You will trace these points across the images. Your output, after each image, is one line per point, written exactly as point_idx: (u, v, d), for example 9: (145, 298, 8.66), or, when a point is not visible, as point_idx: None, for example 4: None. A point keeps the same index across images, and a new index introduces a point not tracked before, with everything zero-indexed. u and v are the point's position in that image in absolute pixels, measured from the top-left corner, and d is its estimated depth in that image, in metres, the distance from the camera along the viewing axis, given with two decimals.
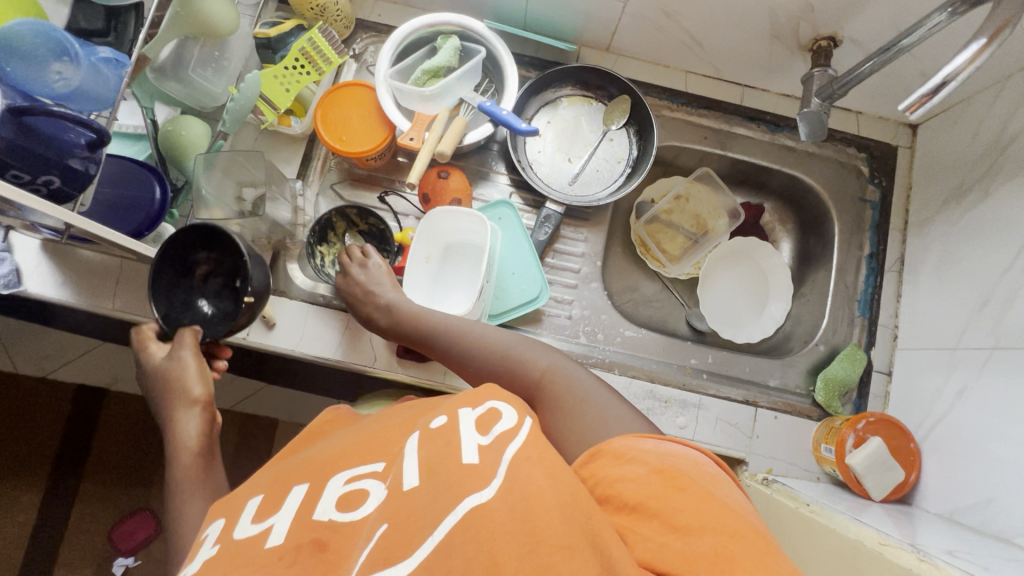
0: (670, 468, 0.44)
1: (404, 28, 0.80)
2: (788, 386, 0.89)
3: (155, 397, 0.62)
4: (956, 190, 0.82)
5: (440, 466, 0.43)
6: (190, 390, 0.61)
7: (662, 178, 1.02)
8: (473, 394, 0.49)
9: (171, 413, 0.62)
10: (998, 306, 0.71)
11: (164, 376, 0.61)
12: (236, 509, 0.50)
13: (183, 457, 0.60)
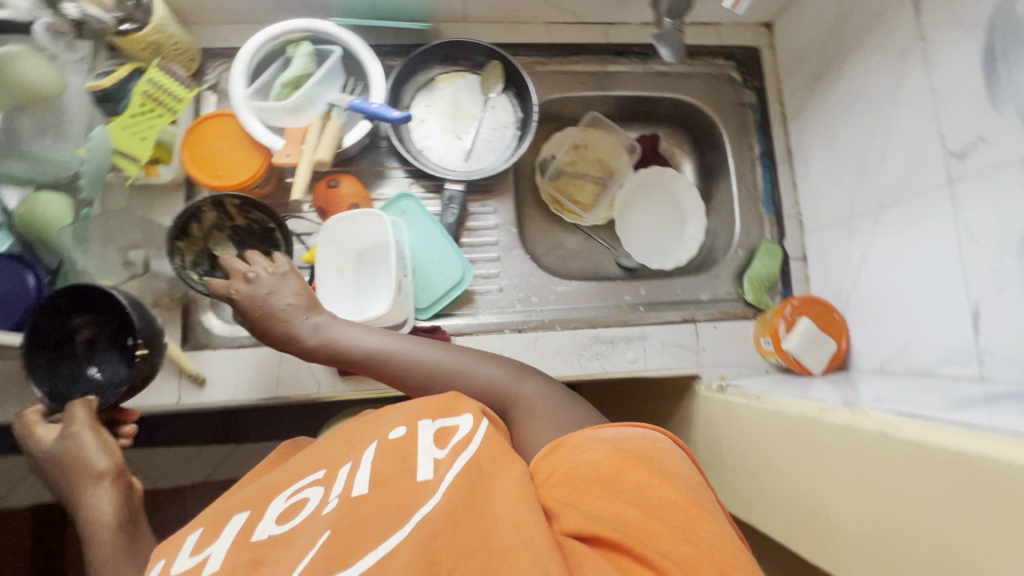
0: (624, 449, 0.46)
1: (252, 43, 0.76)
2: (721, 294, 0.93)
3: (58, 480, 0.57)
4: (817, 73, 0.86)
5: (392, 477, 0.46)
6: (93, 462, 0.57)
7: (556, 132, 1.03)
8: (437, 405, 0.53)
9: (77, 493, 0.57)
10: (873, 169, 0.76)
11: (64, 453, 0.57)
12: (174, 548, 0.49)
13: (101, 536, 0.54)
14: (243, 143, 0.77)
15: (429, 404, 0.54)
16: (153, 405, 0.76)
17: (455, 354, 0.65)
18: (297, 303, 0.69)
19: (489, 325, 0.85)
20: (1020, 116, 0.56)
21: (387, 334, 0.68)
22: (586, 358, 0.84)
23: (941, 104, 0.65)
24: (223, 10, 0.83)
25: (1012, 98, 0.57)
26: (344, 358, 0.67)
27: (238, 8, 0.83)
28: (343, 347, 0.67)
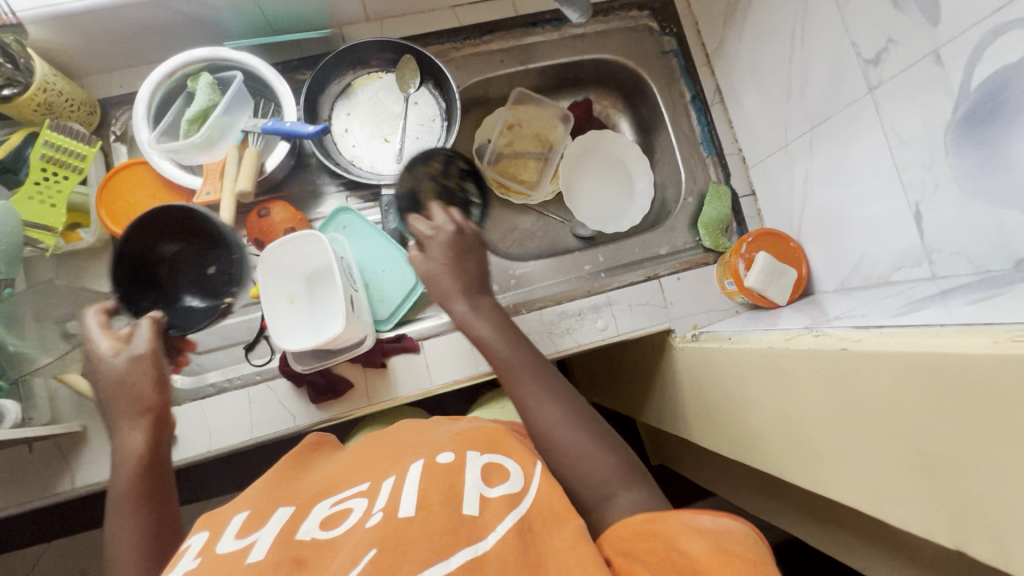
0: (728, 550, 0.42)
1: (148, 82, 0.73)
2: (679, 246, 0.92)
3: (103, 406, 0.56)
4: (730, 5, 0.85)
5: (440, 505, 0.46)
6: (142, 399, 0.55)
7: (487, 117, 1.01)
8: (483, 444, 0.55)
9: (116, 427, 0.55)
10: (798, 92, 0.76)
11: (114, 383, 0.55)
12: (221, 523, 0.51)
13: (123, 474, 0.53)
14: (162, 190, 0.74)
15: (478, 437, 0.56)
16: None
17: (568, 420, 0.57)
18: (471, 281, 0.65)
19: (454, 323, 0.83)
20: (923, 10, 0.55)
21: (525, 358, 0.62)
22: (558, 335, 0.84)
23: (849, 13, 0.64)
24: (114, 56, 0.79)
25: None
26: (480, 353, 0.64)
27: (127, 50, 0.79)
28: (483, 347, 0.62)
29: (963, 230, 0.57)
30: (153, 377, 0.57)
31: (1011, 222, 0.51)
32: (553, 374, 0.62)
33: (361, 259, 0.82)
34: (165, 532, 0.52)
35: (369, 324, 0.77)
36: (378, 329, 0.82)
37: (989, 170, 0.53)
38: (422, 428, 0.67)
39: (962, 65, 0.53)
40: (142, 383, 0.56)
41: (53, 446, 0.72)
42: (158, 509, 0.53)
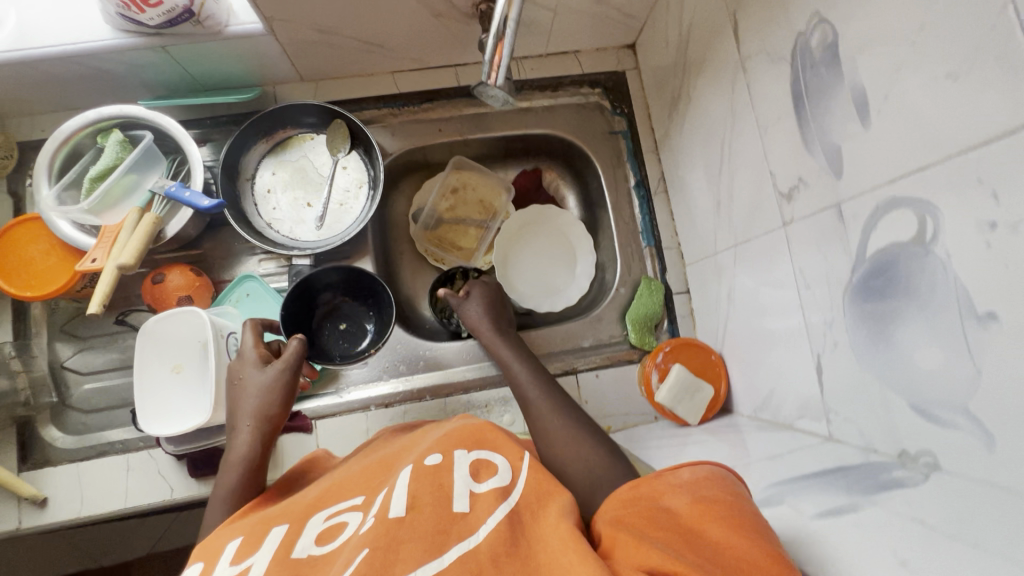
0: (705, 497, 0.44)
1: (58, 135, 0.71)
2: (604, 339, 0.87)
3: (237, 406, 0.64)
4: (675, 98, 0.82)
5: (431, 506, 0.47)
6: (271, 409, 0.63)
7: (428, 178, 0.97)
8: (462, 441, 0.57)
9: (240, 426, 0.63)
10: (726, 203, 0.72)
11: (255, 390, 0.64)
12: (214, 553, 0.48)
13: (230, 472, 0.61)
14: (58, 246, 0.73)
15: (461, 438, 0.58)
16: None
17: (571, 423, 0.65)
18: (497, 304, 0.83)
19: (352, 404, 0.80)
20: (828, 158, 0.51)
21: (544, 384, 0.71)
22: None
23: (768, 138, 0.60)
24: (36, 102, 0.78)
25: (819, 138, 0.52)
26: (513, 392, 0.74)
27: (44, 97, 0.77)
28: (515, 384, 0.73)
29: (856, 400, 0.52)
30: (284, 395, 0.65)
31: (898, 410, 0.46)
32: (564, 398, 0.70)
33: None
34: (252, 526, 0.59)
35: None
36: None
37: (880, 343, 0.48)
38: (416, 432, 0.67)
39: (860, 226, 0.48)
40: (275, 397, 0.64)
41: None
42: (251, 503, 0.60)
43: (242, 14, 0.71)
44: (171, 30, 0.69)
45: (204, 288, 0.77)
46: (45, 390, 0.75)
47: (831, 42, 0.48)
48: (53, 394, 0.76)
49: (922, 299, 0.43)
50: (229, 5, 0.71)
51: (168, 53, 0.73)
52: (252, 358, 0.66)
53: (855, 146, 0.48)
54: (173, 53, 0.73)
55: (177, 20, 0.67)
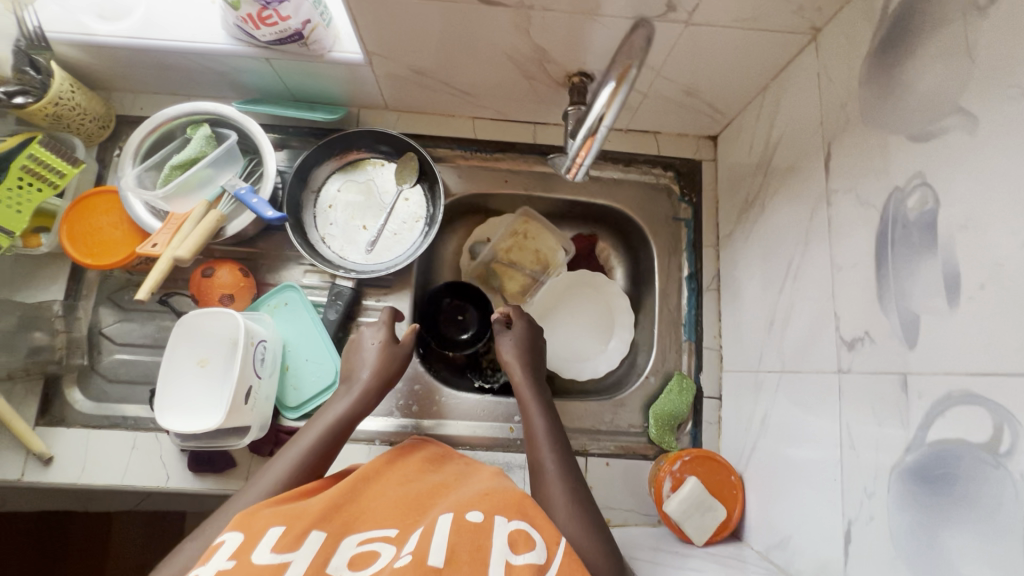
0: None
1: (151, 121, 0.76)
2: (623, 426, 0.84)
3: (360, 356, 0.74)
4: (746, 203, 0.80)
5: (467, 565, 0.46)
6: (389, 369, 0.74)
7: (491, 218, 0.98)
8: (505, 504, 0.54)
9: (361, 371, 0.72)
10: (780, 325, 0.69)
11: (385, 353, 0.74)
12: (258, 531, 0.47)
13: (340, 402, 0.69)
14: (127, 222, 0.76)
15: (505, 499, 0.55)
16: None
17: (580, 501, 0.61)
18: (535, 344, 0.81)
19: (359, 434, 0.80)
20: (903, 324, 0.48)
21: (559, 447, 0.67)
22: None
23: (839, 279, 0.57)
24: (141, 83, 0.83)
25: (896, 299, 0.49)
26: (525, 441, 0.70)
27: (150, 80, 0.82)
28: (530, 434, 0.70)
29: None
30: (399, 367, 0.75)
31: None
32: (577, 471, 0.66)
33: (288, 340, 0.79)
34: (325, 460, 0.64)
35: (266, 417, 0.73)
36: (282, 414, 0.78)
37: (921, 542, 0.44)
38: (457, 470, 0.65)
39: (923, 407, 0.45)
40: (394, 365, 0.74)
41: None
42: (333, 440, 0.65)
43: (346, 44, 0.74)
44: (278, 47, 0.72)
45: (249, 288, 0.79)
46: (79, 351, 0.78)
47: (930, 209, 0.46)
48: (84, 357, 0.78)
49: (984, 509, 0.39)
50: (336, 32, 0.74)
51: (270, 64, 0.76)
52: (385, 327, 0.77)
53: (935, 323, 0.45)
54: (275, 65, 0.76)
55: (287, 40, 0.70)
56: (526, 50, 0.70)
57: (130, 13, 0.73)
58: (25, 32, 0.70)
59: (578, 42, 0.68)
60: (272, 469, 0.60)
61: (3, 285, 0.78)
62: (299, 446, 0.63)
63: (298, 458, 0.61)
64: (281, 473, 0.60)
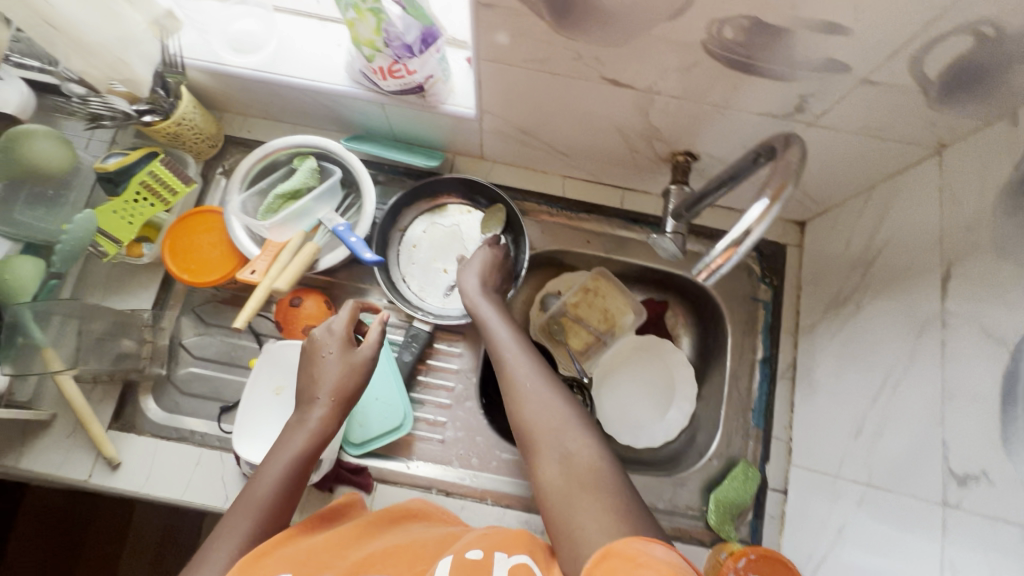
0: None
1: (262, 149, 0.79)
2: (680, 506, 0.82)
3: (318, 380, 0.67)
4: (835, 298, 0.79)
5: None
6: (347, 387, 0.67)
7: (568, 271, 0.98)
8: (508, 542, 0.54)
9: (320, 401, 0.65)
10: (869, 437, 0.67)
11: (342, 369, 0.67)
12: None
13: (296, 438, 0.63)
14: (225, 243, 0.79)
15: (504, 538, 0.55)
16: (62, 477, 0.74)
17: (541, 378, 0.66)
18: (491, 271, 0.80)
19: (416, 480, 0.78)
20: None
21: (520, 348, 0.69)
22: None
23: (951, 407, 0.56)
24: (254, 109, 0.86)
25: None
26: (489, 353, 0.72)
27: (264, 108, 0.85)
28: (492, 343, 0.71)
29: None
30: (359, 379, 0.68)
31: None
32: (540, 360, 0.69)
33: None
34: (286, 512, 0.59)
35: (334, 451, 0.74)
36: (343, 449, 0.78)
37: None
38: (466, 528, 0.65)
39: None
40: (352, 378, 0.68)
41: (18, 426, 0.75)
42: (296, 485, 0.61)
43: (461, 98, 0.76)
44: (398, 96, 0.74)
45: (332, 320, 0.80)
46: (160, 361, 0.80)
47: None
48: (161, 367, 0.80)
49: None
50: (452, 86, 0.76)
51: (382, 109, 0.79)
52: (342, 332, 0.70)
53: None
54: (387, 110, 0.79)
55: (408, 91, 0.72)
56: (639, 127, 0.71)
57: (261, 48, 0.76)
58: (165, 58, 0.73)
59: (696, 126, 0.69)
60: (234, 529, 0.55)
61: (97, 288, 0.80)
62: (259, 496, 0.58)
63: (263, 509, 0.57)
64: (245, 530, 0.56)
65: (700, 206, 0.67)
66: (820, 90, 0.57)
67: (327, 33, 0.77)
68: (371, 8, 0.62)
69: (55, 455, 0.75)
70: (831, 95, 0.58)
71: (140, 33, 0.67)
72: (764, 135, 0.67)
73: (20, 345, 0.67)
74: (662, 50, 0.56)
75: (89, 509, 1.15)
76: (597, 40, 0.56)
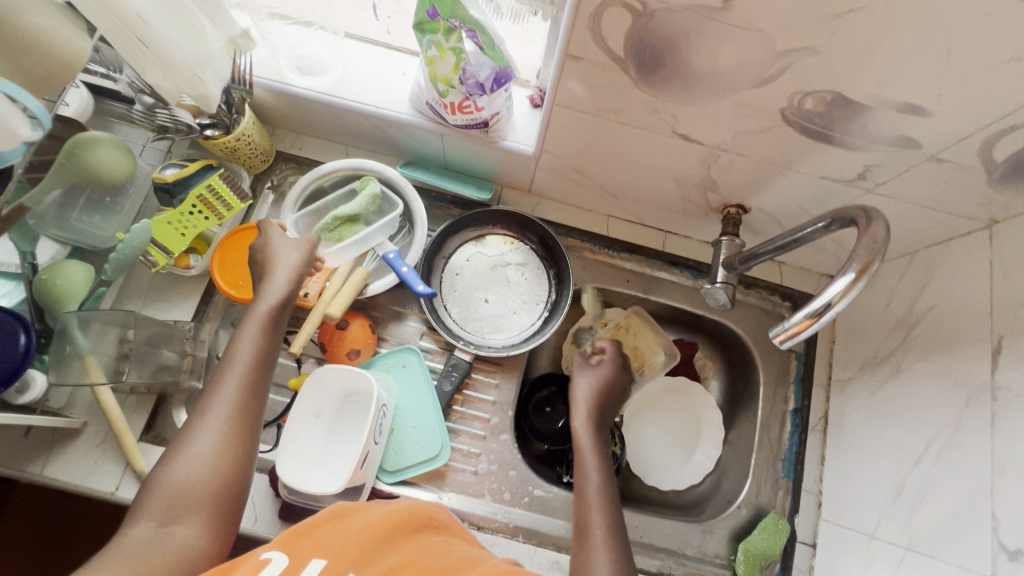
0: None
1: (323, 168, 0.79)
2: (708, 554, 0.82)
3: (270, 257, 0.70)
4: (871, 357, 0.80)
5: None
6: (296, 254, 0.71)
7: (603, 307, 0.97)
8: None
9: (277, 271, 0.69)
10: (909, 500, 0.67)
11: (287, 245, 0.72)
12: (299, 561, 0.46)
13: (264, 302, 0.66)
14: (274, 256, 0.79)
15: None
16: (87, 488, 0.72)
17: (618, 533, 0.63)
18: (611, 391, 0.79)
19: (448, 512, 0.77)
20: None
21: (609, 503, 0.66)
22: None
23: (1002, 481, 0.57)
24: (308, 127, 0.87)
25: None
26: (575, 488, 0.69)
27: (319, 127, 0.86)
28: (582, 478, 0.69)
29: None
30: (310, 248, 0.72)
31: None
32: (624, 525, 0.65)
33: (400, 403, 0.81)
34: (264, 374, 0.63)
35: (371, 479, 0.73)
36: (378, 476, 0.78)
37: None
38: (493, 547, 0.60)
39: None
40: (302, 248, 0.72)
41: (48, 432, 0.73)
42: (271, 345, 0.65)
43: (521, 134, 0.77)
44: (461, 129, 0.75)
45: (374, 345, 0.82)
46: (196, 373, 0.79)
47: None
48: (197, 381, 0.78)
49: None
50: (514, 123, 0.77)
51: (441, 138, 0.80)
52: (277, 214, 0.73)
53: None
54: (445, 140, 0.80)
55: (472, 126, 0.73)
56: (695, 178, 0.73)
57: (327, 72, 0.77)
58: (234, 75, 0.73)
59: (754, 183, 0.70)
60: (218, 390, 0.59)
61: (137, 296, 0.80)
62: (239, 357, 0.62)
63: (242, 370, 0.61)
64: (235, 387, 0.60)
65: (754, 262, 0.69)
66: (885, 163, 0.59)
67: (393, 61, 0.79)
68: (453, 47, 0.63)
69: (82, 465, 0.72)
70: (895, 168, 0.60)
71: (217, 51, 0.67)
72: (820, 197, 0.69)
73: (66, 353, 0.68)
74: (739, 112, 0.58)
75: (82, 512, 1.12)
76: (677, 99, 0.58)
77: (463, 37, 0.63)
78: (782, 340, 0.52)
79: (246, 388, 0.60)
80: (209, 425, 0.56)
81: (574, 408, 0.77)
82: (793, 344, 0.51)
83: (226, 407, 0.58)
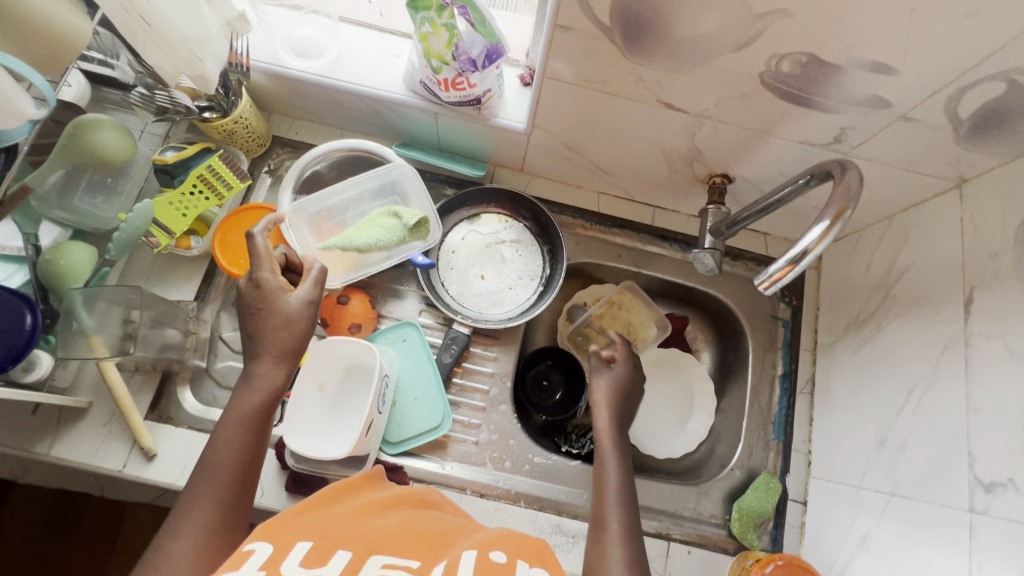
0: None
1: (318, 150, 0.82)
2: (703, 515, 0.85)
3: (259, 333, 0.62)
4: (854, 319, 0.84)
5: None
6: (293, 339, 0.63)
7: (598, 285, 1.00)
8: (528, 550, 0.48)
9: (264, 357, 0.62)
10: (893, 449, 0.71)
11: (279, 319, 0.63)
12: (283, 545, 0.44)
13: (248, 401, 0.60)
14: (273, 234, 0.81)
15: (525, 544, 0.49)
16: (95, 466, 0.73)
17: (630, 531, 0.62)
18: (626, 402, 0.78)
19: (451, 480, 0.79)
20: None
21: (626, 507, 0.64)
22: None
23: (977, 421, 0.60)
24: (303, 111, 0.89)
25: None
26: (592, 488, 0.68)
27: (315, 111, 0.88)
28: (599, 478, 0.68)
29: None
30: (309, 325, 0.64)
31: None
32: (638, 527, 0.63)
33: (401, 375, 0.83)
34: (245, 482, 0.58)
35: (375, 448, 0.74)
36: (381, 449, 0.80)
37: None
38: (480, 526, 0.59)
39: None
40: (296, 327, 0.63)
41: (55, 412, 0.74)
42: (253, 452, 0.59)
43: (512, 112, 0.80)
44: (454, 107, 0.78)
45: (374, 320, 0.85)
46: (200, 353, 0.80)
47: None
48: (200, 359, 0.81)
49: None
50: (505, 101, 0.80)
51: (435, 118, 0.82)
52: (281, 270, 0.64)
53: None
54: (439, 119, 0.82)
55: (465, 103, 0.76)
56: (681, 149, 0.76)
57: (322, 55, 0.79)
58: (230, 58, 0.74)
59: (737, 151, 0.73)
60: (194, 507, 0.54)
61: (140, 277, 0.81)
62: (219, 468, 0.56)
63: (221, 479, 0.56)
64: (212, 502, 0.55)
65: (739, 226, 0.72)
66: (859, 124, 0.63)
67: (386, 43, 0.81)
68: (445, 23, 0.65)
69: (89, 443, 0.73)
70: (869, 128, 0.63)
71: (214, 32, 0.69)
72: (800, 162, 0.72)
73: (73, 331, 0.68)
74: (720, 78, 0.61)
75: (80, 505, 1.12)
76: (662, 67, 0.61)
77: (455, 13, 0.65)
78: (765, 288, 0.54)
79: (225, 503, 0.55)
80: (181, 548, 0.51)
81: (596, 410, 0.75)
82: (776, 291, 0.54)
83: (200, 526, 0.53)
